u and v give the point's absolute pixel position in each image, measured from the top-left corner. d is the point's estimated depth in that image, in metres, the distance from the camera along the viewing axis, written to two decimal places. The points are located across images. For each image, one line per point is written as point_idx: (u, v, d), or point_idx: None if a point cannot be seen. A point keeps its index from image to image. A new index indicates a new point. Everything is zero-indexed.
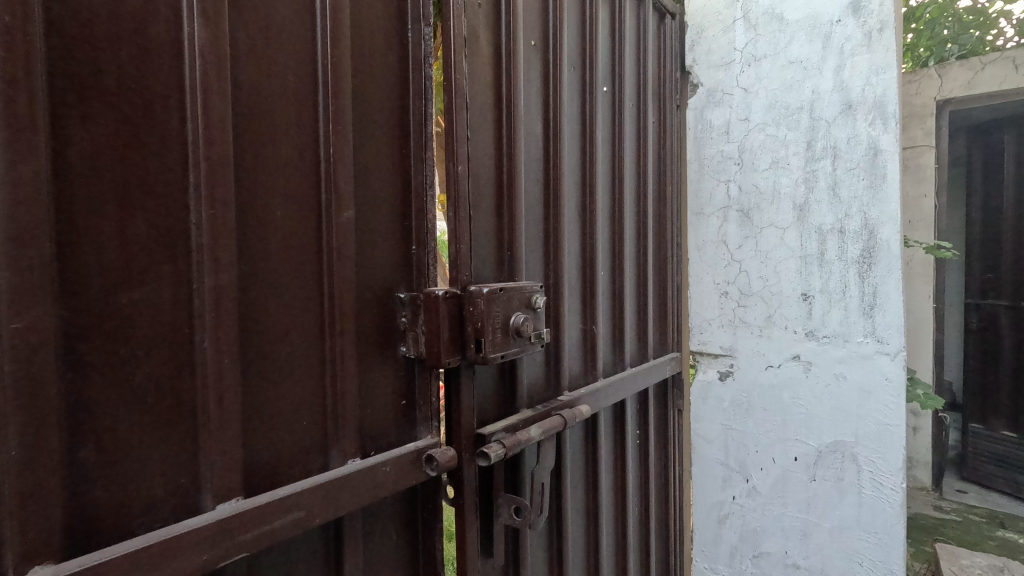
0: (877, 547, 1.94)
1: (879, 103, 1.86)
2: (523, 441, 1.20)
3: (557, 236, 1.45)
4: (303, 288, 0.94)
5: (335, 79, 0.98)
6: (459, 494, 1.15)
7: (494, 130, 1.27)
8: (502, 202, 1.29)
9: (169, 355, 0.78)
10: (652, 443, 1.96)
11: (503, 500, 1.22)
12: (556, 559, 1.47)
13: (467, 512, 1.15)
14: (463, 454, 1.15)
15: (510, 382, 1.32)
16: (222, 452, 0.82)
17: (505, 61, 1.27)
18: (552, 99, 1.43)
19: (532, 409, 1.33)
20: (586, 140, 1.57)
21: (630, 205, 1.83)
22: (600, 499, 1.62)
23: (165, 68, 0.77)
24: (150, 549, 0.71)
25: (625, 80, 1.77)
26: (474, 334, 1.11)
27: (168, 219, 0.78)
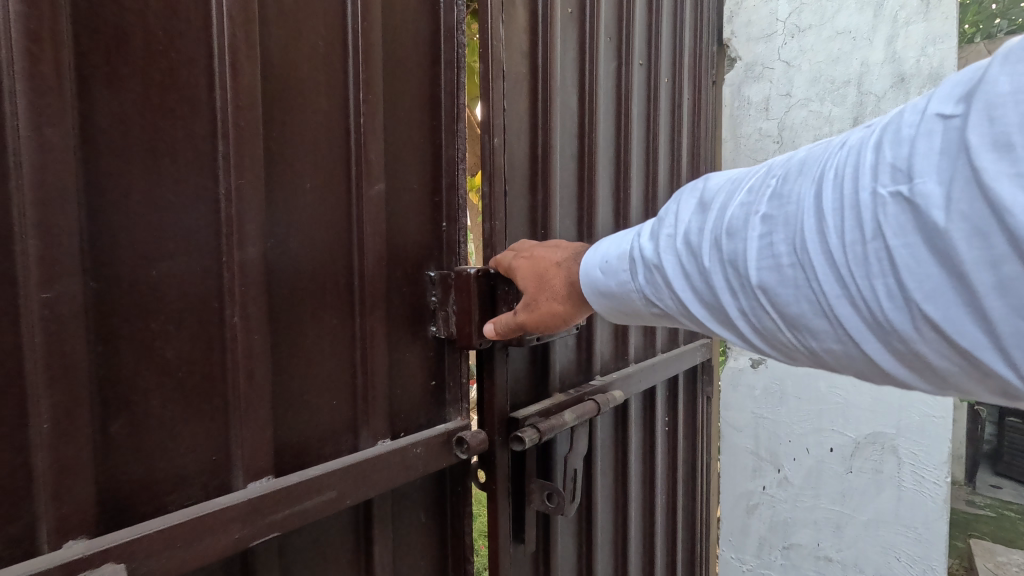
0: (914, 541, 1.90)
1: (935, 74, 1.75)
2: (558, 425, 1.18)
3: (591, 215, 1.40)
4: (334, 263, 0.92)
5: (366, 46, 0.93)
6: (491, 479, 1.13)
7: (528, 103, 1.21)
8: (536, 179, 1.24)
9: (199, 330, 0.76)
10: (681, 431, 1.91)
11: (535, 485, 1.18)
12: (586, 545, 1.45)
13: (500, 497, 1.13)
14: (496, 438, 1.12)
15: (542, 365, 1.29)
16: (252, 430, 0.81)
17: (541, 31, 1.21)
18: (588, 72, 1.36)
19: (564, 393, 1.30)
20: (621, 115, 1.50)
21: (664, 186, 1.75)
22: (629, 487, 1.58)
23: (194, 31, 0.74)
24: (183, 526, 0.69)
25: (661, 54, 1.68)
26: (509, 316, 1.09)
27: (197, 189, 0.75)
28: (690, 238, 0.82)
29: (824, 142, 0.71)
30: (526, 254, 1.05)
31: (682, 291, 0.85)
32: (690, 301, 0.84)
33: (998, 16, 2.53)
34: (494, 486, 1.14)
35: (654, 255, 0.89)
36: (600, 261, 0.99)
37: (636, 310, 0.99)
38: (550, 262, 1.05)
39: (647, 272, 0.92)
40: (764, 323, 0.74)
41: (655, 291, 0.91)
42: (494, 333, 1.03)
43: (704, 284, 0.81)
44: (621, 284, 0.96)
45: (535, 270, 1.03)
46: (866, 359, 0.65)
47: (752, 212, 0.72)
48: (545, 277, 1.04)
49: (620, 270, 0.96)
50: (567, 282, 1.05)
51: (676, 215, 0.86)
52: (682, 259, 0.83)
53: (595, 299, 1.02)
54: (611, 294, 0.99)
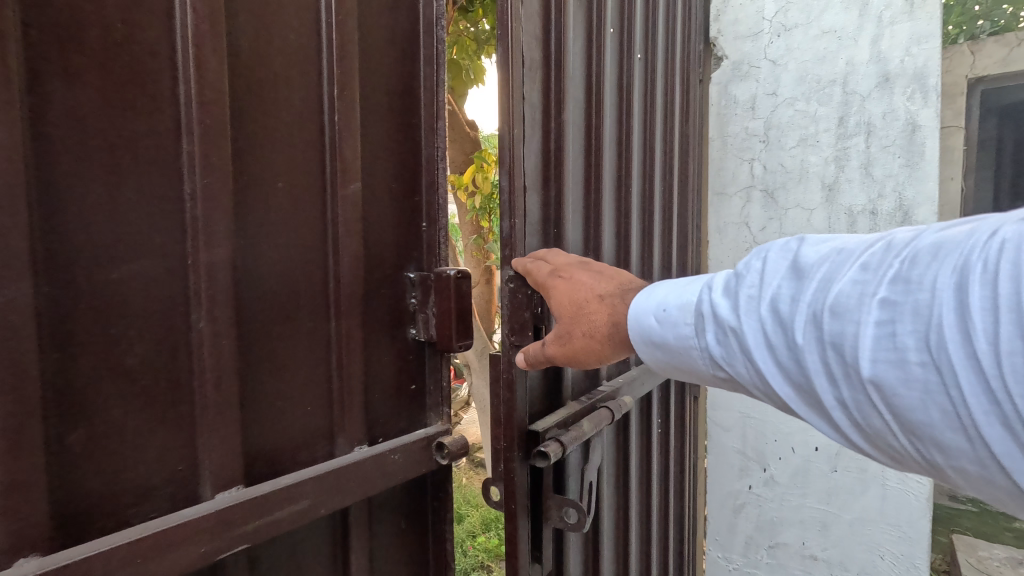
0: (899, 540, 1.91)
1: (919, 75, 1.76)
2: (579, 437, 1.15)
3: (597, 214, 1.37)
4: (308, 265, 0.89)
5: (341, 41, 0.91)
6: (510, 499, 1.12)
7: (543, 94, 1.18)
8: (549, 176, 1.21)
9: (165, 335, 0.73)
10: (672, 433, 1.90)
11: (552, 501, 1.16)
12: (592, 555, 1.42)
13: (519, 518, 1.12)
14: (517, 452, 1.09)
15: (555, 377, 1.26)
16: (221, 438, 0.78)
17: (553, 21, 1.19)
18: (595, 67, 1.35)
19: (578, 402, 1.28)
20: (623, 111, 1.48)
21: (659, 183, 1.72)
22: (623, 490, 1.55)
23: (155, 22, 0.70)
24: (144, 542, 0.66)
25: (658, 50, 1.67)
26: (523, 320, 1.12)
27: (160, 188, 0.72)
28: (783, 309, 0.81)
29: (953, 227, 0.69)
30: (568, 280, 1.03)
31: (767, 367, 0.84)
32: (774, 378, 0.84)
33: (981, 17, 2.62)
34: (512, 502, 1.12)
35: (732, 318, 0.88)
36: (654, 309, 0.99)
37: (690, 364, 1.00)
38: (594, 296, 1.04)
39: (717, 334, 0.91)
40: (873, 421, 0.73)
41: (727, 356, 0.91)
42: (525, 363, 1.08)
43: (795, 359, 0.80)
44: (682, 337, 0.98)
45: (575, 304, 1.02)
46: (1006, 483, 0.63)
47: (869, 295, 0.72)
48: (585, 312, 1.03)
49: (680, 323, 0.98)
50: (609, 318, 1.05)
51: (764, 278, 0.86)
52: (770, 330, 0.83)
53: (641, 344, 1.02)
54: (666, 346, 1.00)
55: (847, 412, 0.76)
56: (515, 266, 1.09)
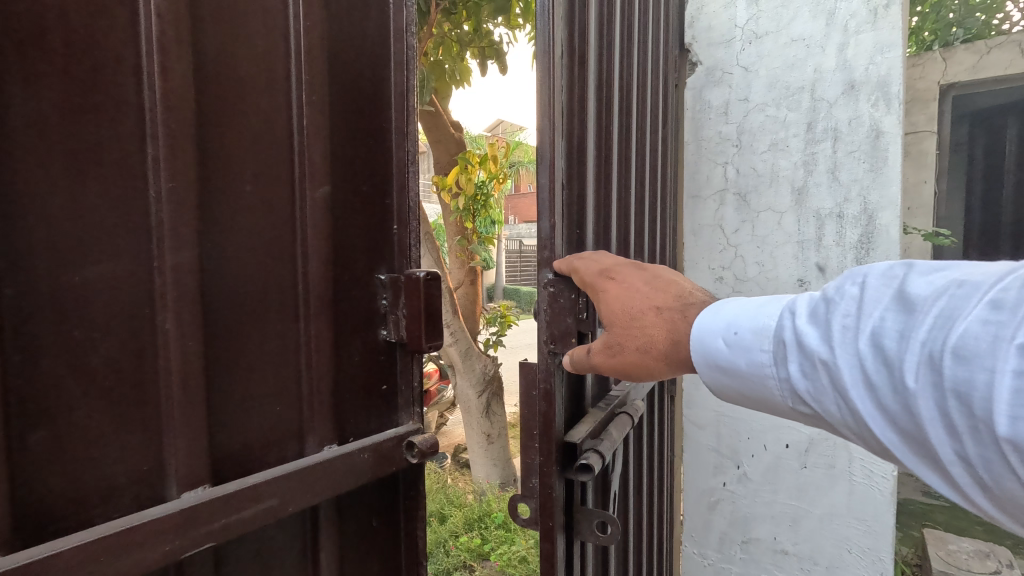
0: (865, 534, 1.96)
1: (882, 82, 1.82)
2: (610, 445, 1.18)
3: (606, 215, 1.37)
4: (277, 267, 0.90)
5: (308, 48, 0.93)
6: (548, 516, 1.12)
7: (569, 90, 1.17)
8: (573, 172, 1.19)
9: (130, 336, 0.74)
10: (655, 430, 1.93)
11: (586, 513, 1.18)
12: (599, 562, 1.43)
13: (556, 534, 1.13)
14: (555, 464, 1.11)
15: (578, 385, 1.30)
16: (187, 437, 0.79)
17: (577, 15, 1.20)
18: (605, 68, 1.36)
19: (599, 409, 1.32)
20: (624, 111, 1.50)
21: (648, 181, 1.74)
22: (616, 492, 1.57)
23: (121, 29, 0.72)
24: (105, 541, 0.67)
25: (646, 50, 1.69)
26: (564, 323, 1.14)
27: (126, 192, 0.73)
28: (888, 346, 0.76)
29: None
30: (622, 287, 1.05)
31: (865, 407, 0.79)
32: (876, 419, 0.79)
33: (955, 25, 3.28)
34: (547, 516, 1.13)
35: (824, 350, 0.83)
36: (723, 330, 0.97)
37: (762, 391, 0.97)
38: (649, 308, 1.04)
39: (804, 364, 0.87)
40: (1002, 482, 0.67)
41: (815, 390, 0.87)
42: (571, 366, 1.10)
43: (901, 402, 0.75)
44: (755, 363, 0.96)
45: (630, 316, 1.03)
46: None
47: (1004, 339, 0.64)
48: (639, 324, 1.04)
49: (754, 348, 0.96)
50: (667, 334, 1.04)
51: (862, 308, 0.81)
52: (870, 368, 0.78)
53: (703, 365, 1.00)
54: (735, 370, 0.98)
55: (969, 468, 0.70)
56: (561, 266, 1.12)
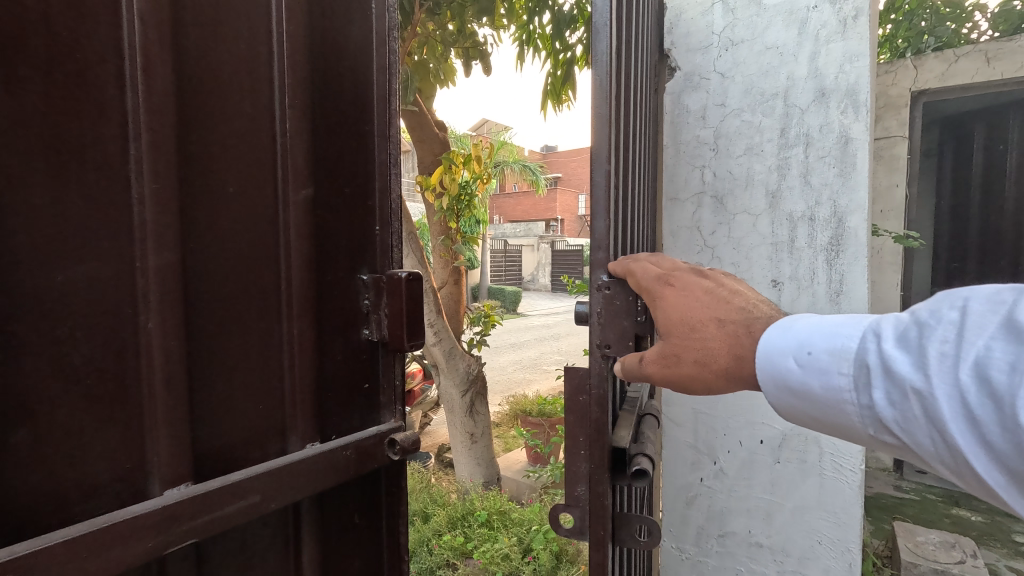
0: (836, 526, 1.98)
1: (851, 90, 1.89)
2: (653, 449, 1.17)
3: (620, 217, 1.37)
4: (259, 267, 0.91)
5: (291, 52, 0.95)
6: (601, 525, 1.10)
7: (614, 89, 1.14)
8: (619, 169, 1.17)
9: (112, 335, 0.75)
10: None
11: (633, 519, 1.16)
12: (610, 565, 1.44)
13: (604, 543, 1.11)
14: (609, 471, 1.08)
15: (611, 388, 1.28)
16: (169, 434, 0.80)
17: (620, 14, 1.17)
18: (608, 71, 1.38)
19: (629, 411, 1.32)
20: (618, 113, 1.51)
21: (632, 183, 1.76)
22: None
23: (103, 33, 0.73)
24: (86, 538, 0.67)
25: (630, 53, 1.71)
26: (622, 328, 1.08)
27: (108, 193, 0.74)
28: (999, 380, 0.63)
29: None
30: (680, 292, 0.93)
31: (966, 445, 0.67)
32: (981, 462, 0.66)
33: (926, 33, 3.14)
34: (597, 524, 1.11)
35: (917, 378, 0.71)
36: (794, 349, 0.83)
37: (838, 419, 0.82)
38: (712, 317, 0.90)
39: (890, 392, 0.74)
40: None
41: (904, 422, 0.73)
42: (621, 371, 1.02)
43: (1016, 445, 0.62)
44: (830, 387, 0.81)
45: (687, 324, 0.90)
46: None
47: None
48: (699, 336, 0.90)
49: (830, 371, 0.81)
50: (730, 350, 0.89)
51: (966, 333, 0.68)
52: (977, 403, 0.65)
53: (770, 386, 0.86)
54: (806, 394, 0.83)
55: None
56: (617, 267, 1.06)
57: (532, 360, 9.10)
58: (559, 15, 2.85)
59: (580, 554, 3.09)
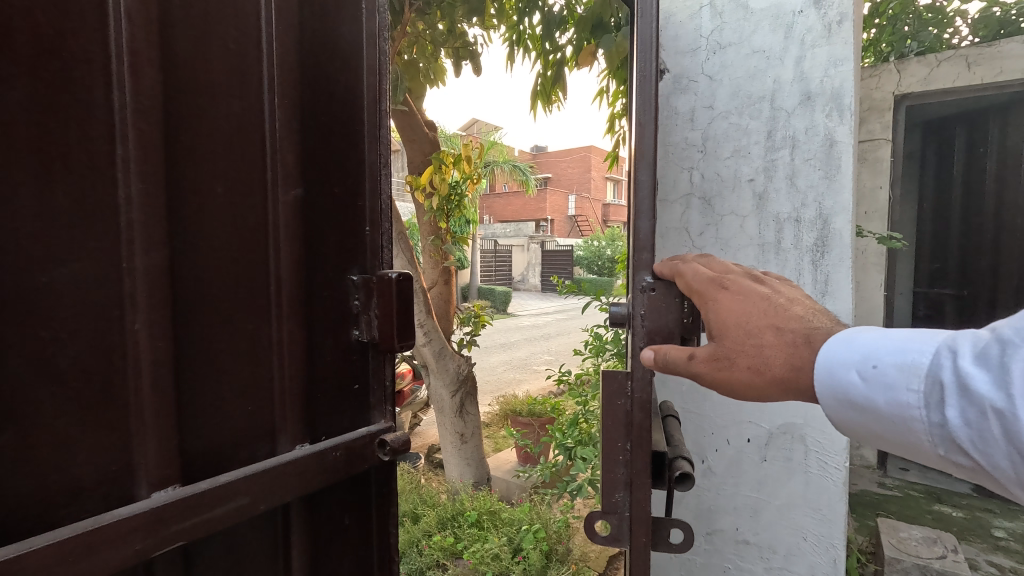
0: (820, 522, 2.01)
1: (836, 94, 1.93)
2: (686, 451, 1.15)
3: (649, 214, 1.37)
4: (247, 268, 0.91)
5: (281, 52, 0.95)
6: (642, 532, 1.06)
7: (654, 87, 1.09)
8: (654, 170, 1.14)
9: (99, 336, 0.74)
10: None
11: (667, 522, 1.12)
12: None
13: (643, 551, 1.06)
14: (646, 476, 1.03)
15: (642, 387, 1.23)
16: (156, 437, 0.80)
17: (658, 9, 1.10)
18: None
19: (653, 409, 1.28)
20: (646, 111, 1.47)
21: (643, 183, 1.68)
22: None
23: (90, 31, 0.72)
24: (73, 542, 0.67)
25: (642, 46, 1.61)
26: (669, 331, 1.05)
27: (94, 193, 0.73)
28: None
29: None
30: (736, 297, 0.94)
31: None
32: None
33: (909, 38, 3.22)
34: (637, 530, 1.06)
35: (997, 396, 0.69)
36: (859, 362, 0.82)
37: (903, 436, 0.80)
38: (770, 324, 0.91)
39: (967, 411, 0.73)
40: None
41: (981, 441, 0.72)
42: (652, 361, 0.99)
43: None
44: (897, 403, 0.80)
45: (743, 328, 0.91)
46: None
47: None
48: (756, 342, 0.91)
49: (898, 387, 0.80)
50: (786, 359, 0.90)
51: None
52: None
53: (830, 399, 0.86)
54: (871, 409, 0.83)
55: None
56: (663, 269, 1.04)
57: (521, 360, 9.08)
58: (549, 15, 2.86)
59: (570, 553, 3.09)
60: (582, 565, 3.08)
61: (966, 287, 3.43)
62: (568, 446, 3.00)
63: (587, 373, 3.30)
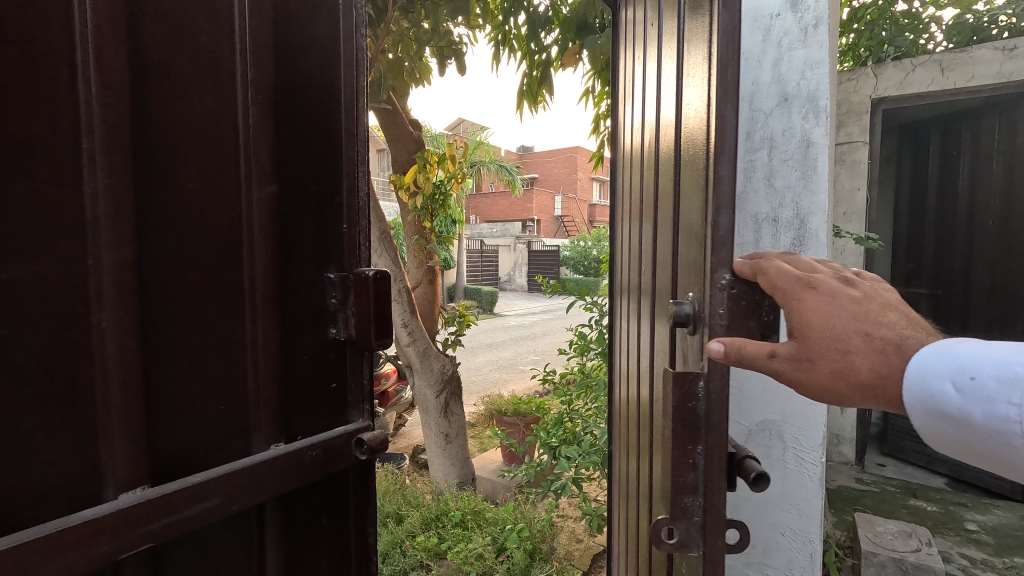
0: (798, 517, 2.04)
1: (812, 96, 1.98)
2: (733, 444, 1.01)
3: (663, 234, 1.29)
4: (220, 266, 0.89)
5: (254, 47, 0.93)
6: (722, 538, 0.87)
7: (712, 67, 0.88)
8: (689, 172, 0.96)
9: (64, 334, 0.72)
10: (619, 425, 1.97)
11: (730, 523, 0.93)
12: None
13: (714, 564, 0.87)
14: (724, 482, 0.85)
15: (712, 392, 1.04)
16: (124, 437, 0.78)
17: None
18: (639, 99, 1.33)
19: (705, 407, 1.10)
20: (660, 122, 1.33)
21: (641, 185, 1.59)
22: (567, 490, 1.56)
23: (54, 21, 0.70)
24: (37, 544, 0.66)
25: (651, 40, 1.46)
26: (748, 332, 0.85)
27: (59, 188, 0.71)
28: None
29: None
30: (825, 296, 0.78)
31: None
32: None
33: (887, 43, 3.23)
34: (714, 536, 0.86)
35: None
36: (953, 373, 0.72)
37: (1004, 456, 0.71)
38: (860, 328, 0.76)
39: None
40: None
41: None
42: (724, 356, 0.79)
43: None
44: (995, 417, 0.71)
45: (831, 332, 0.76)
46: None
47: None
48: (843, 348, 0.76)
49: (999, 399, 0.70)
50: (872, 367, 0.76)
51: None
52: None
53: (920, 412, 0.75)
54: (964, 422, 0.73)
55: None
56: (745, 267, 0.83)
57: (505, 360, 9.03)
58: (534, 15, 2.86)
59: (554, 551, 3.10)
60: (566, 563, 3.09)
61: (941, 286, 3.52)
62: (553, 446, 3.01)
63: (572, 372, 3.30)
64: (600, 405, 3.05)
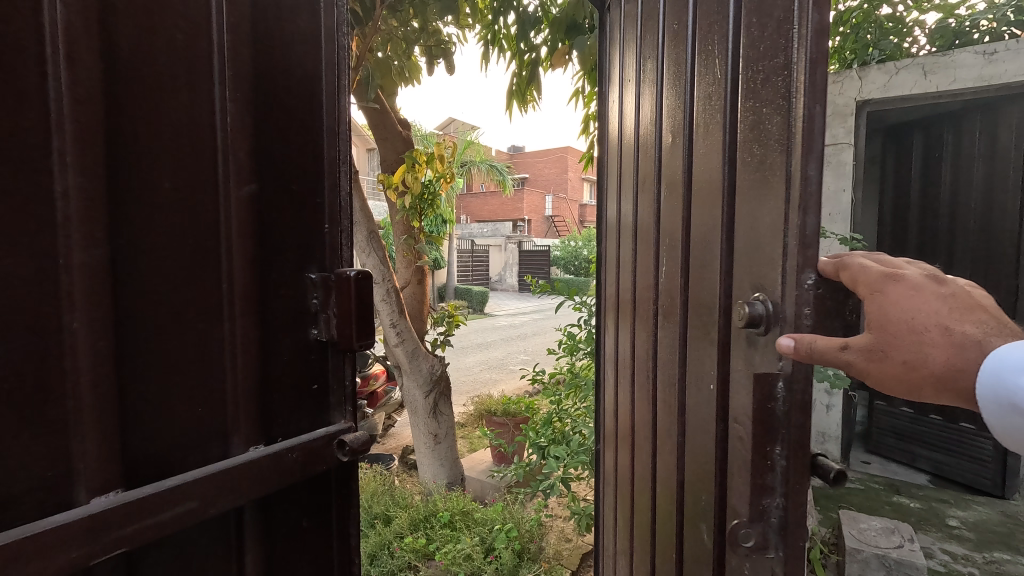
0: None
1: None
2: None
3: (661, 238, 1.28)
4: (197, 267, 0.88)
5: (232, 44, 0.92)
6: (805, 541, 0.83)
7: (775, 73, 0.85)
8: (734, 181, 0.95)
9: (32, 336, 0.71)
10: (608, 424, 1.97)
11: None
12: None
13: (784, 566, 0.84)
14: (809, 483, 0.81)
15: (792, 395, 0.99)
16: (98, 441, 0.77)
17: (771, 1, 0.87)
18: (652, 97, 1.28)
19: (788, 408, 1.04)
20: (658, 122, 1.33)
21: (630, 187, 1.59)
22: None
23: (22, 17, 0.69)
24: (6, 549, 0.65)
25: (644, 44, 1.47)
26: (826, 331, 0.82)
27: (28, 187, 0.70)
28: None
29: None
30: (910, 290, 0.75)
31: None
32: None
33: (872, 46, 3.29)
34: (795, 537, 0.82)
35: None
36: None
37: None
38: (940, 322, 0.74)
39: None
40: None
41: None
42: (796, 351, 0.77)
43: None
44: None
45: (909, 324, 0.74)
46: None
47: None
48: (919, 338, 0.74)
49: None
50: (948, 359, 0.74)
51: None
52: None
53: (992, 407, 0.73)
54: None
55: None
56: (828, 265, 0.79)
57: (496, 360, 9.02)
58: (524, 15, 2.86)
59: (542, 551, 3.10)
60: (555, 563, 3.09)
61: None
62: (542, 446, 3.02)
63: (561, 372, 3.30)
64: (588, 405, 3.06)
